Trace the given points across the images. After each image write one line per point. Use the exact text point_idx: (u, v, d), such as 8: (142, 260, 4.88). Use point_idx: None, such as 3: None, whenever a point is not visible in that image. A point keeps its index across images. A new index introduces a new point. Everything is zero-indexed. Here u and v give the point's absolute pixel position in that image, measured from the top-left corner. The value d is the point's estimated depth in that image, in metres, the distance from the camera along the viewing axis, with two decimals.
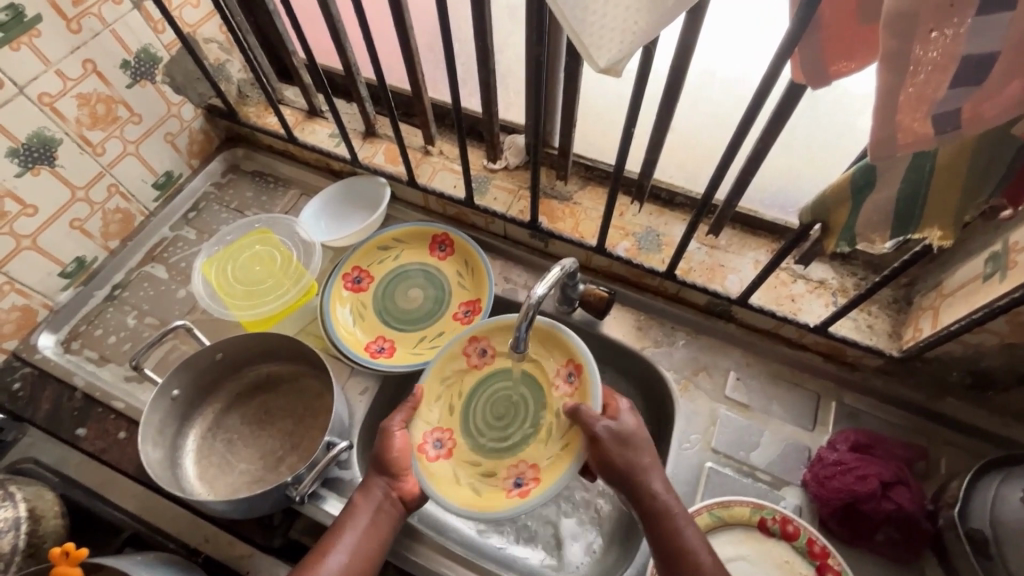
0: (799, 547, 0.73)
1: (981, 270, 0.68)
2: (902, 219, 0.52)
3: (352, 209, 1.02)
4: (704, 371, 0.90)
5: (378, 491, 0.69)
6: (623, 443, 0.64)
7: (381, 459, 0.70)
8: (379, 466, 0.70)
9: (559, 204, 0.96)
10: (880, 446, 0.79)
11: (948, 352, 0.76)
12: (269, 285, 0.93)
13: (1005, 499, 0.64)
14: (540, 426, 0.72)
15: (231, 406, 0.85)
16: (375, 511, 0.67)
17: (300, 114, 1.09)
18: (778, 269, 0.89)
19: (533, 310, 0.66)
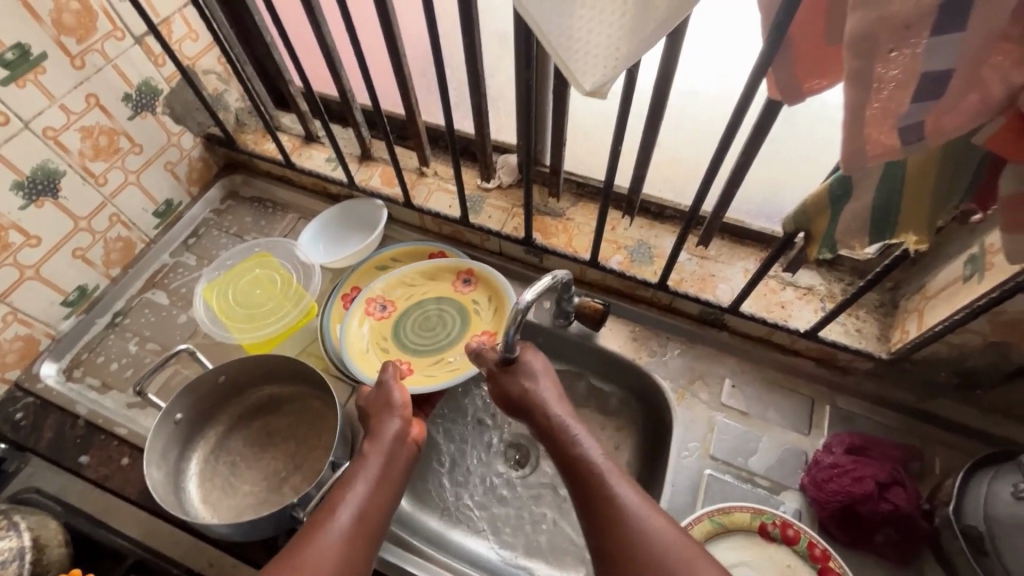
0: (800, 551, 0.74)
1: (961, 272, 0.71)
2: (879, 225, 0.54)
3: (349, 231, 1.04)
4: (699, 379, 0.92)
5: (392, 436, 0.69)
6: (514, 377, 0.73)
7: (394, 407, 0.73)
8: (390, 414, 0.72)
9: (553, 220, 0.98)
10: (874, 448, 0.81)
11: (935, 353, 0.78)
12: (269, 307, 0.94)
13: (996, 496, 0.66)
14: (468, 313, 0.93)
15: (233, 429, 0.85)
16: (387, 457, 0.67)
17: (297, 140, 1.12)
18: (767, 277, 0.91)
19: (521, 316, 0.68)
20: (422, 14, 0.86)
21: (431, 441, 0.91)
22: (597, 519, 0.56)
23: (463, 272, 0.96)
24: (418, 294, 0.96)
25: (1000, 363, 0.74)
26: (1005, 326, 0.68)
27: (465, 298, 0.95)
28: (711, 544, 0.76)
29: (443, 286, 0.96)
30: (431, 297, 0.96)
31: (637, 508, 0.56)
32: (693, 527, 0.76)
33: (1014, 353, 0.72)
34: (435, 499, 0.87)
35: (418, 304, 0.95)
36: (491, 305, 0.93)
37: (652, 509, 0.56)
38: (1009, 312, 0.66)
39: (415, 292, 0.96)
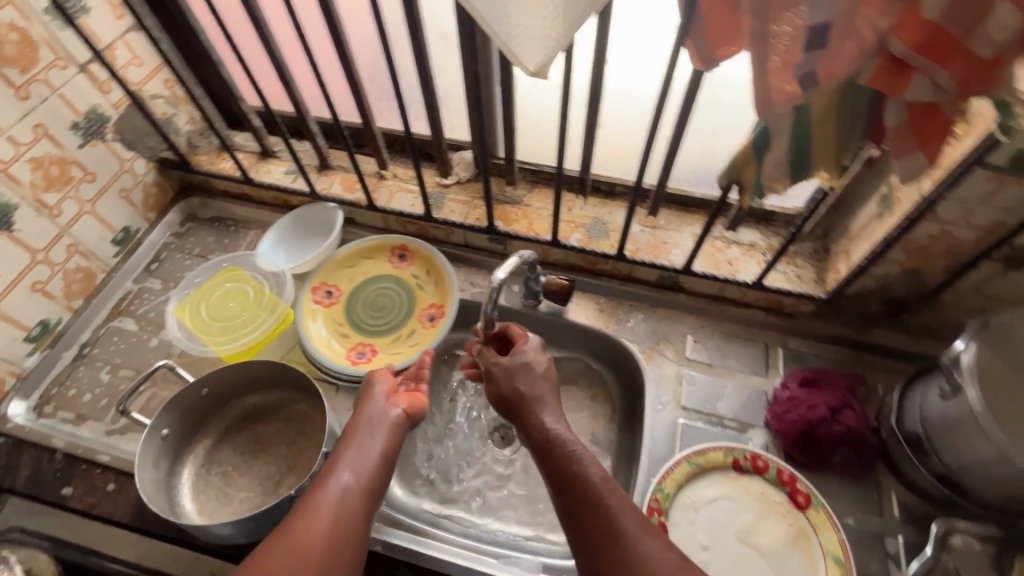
0: (770, 478, 0.81)
1: (875, 211, 0.81)
2: (798, 168, 0.62)
3: (307, 236, 1.05)
4: (664, 339, 0.99)
5: (373, 415, 0.73)
6: (518, 379, 0.76)
7: (377, 392, 0.76)
8: (372, 398, 0.76)
9: (512, 207, 1.04)
10: (824, 379, 0.89)
11: (864, 286, 0.87)
12: (245, 317, 0.94)
13: (929, 401, 0.75)
14: (413, 289, 0.99)
15: (222, 440, 0.86)
16: (372, 432, 0.70)
17: (253, 156, 1.13)
18: (713, 238, 0.99)
19: (497, 292, 0.73)
20: (368, 23, 0.90)
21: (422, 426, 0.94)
22: (592, 531, 0.59)
23: (398, 248, 1.02)
24: (359, 278, 1.01)
25: (919, 288, 0.84)
26: (916, 252, 0.78)
27: (405, 274, 1.01)
28: (691, 483, 0.82)
29: (382, 266, 1.02)
30: (372, 278, 1.01)
31: (631, 522, 0.59)
32: (673, 470, 0.82)
33: (929, 276, 0.81)
34: (425, 482, 0.90)
35: (364, 288, 1.00)
36: (431, 278, 0.99)
37: (643, 522, 0.60)
38: (917, 238, 0.76)
39: (355, 275, 1.01)
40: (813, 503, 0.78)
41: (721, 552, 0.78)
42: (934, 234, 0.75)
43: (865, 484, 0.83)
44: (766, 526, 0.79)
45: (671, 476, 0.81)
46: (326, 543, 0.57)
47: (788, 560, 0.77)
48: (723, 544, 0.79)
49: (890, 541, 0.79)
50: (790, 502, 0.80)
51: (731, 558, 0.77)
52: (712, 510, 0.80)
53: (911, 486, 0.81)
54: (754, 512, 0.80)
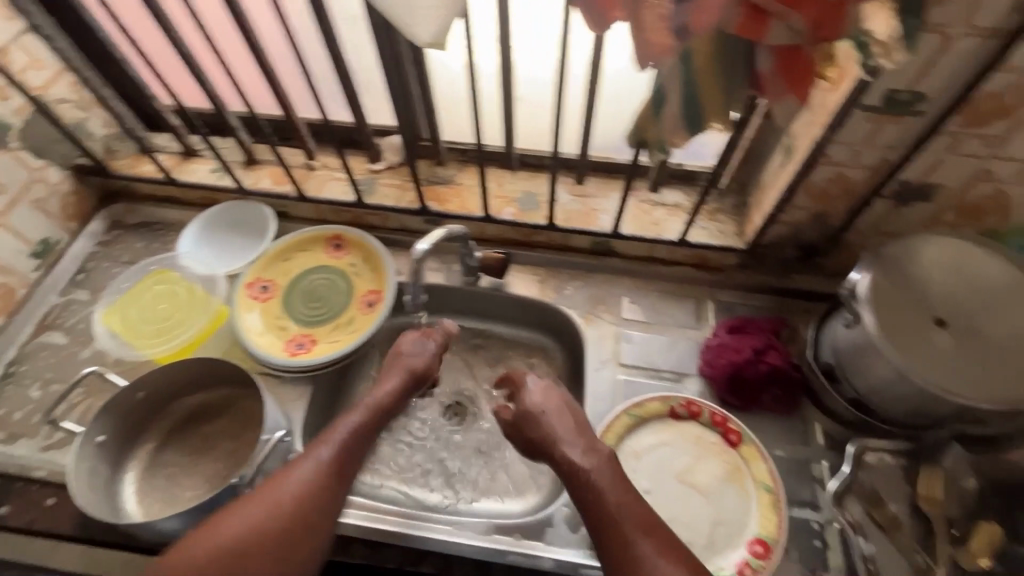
0: (705, 421, 0.86)
1: (780, 161, 0.85)
2: (692, 120, 0.65)
3: (236, 232, 1.05)
4: (602, 303, 1.02)
5: (391, 388, 0.77)
6: (533, 427, 0.72)
7: (401, 366, 0.80)
8: (394, 371, 0.80)
9: (444, 187, 1.05)
10: (750, 325, 0.94)
11: (778, 234, 0.93)
12: (177, 318, 0.93)
13: (838, 333, 0.81)
14: (351, 277, 1.00)
15: (165, 442, 0.85)
16: (386, 401, 0.75)
17: (176, 156, 1.10)
18: (639, 201, 1.02)
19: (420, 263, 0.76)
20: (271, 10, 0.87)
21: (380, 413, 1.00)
22: (615, 561, 0.60)
23: (333, 238, 1.02)
24: (295, 270, 1.01)
25: (827, 230, 0.90)
26: (818, 195, 0.83)
27: (342, 263, 1.01)
28: (632, 434, 0.86)
29: (318, 257, 1.02)
30: (309, 269, 1.01)
31: (652, 556, 0.59)
32: (614, 423, 0.86)
33: (833, 218, 0.87)
34: (383, 464, 0.95)
35: (300, 279, 1.00)
36: (367, 265, 1.00)
37: (663, 553, 0.60)
38: (817, 182, 0.81)
39: (291, 268, 1.01)
40: (743, 439, 0.83)
41: (663, 493, 0.83)
42: (831, 176, 0.80)
43: (792, 418, 0.89)
44: (702, 466, 0.84)
45: (612, 430, 0.85)
46: (329, 479, 0.67)
47: (722, 494, 0.82)
48: (664, 486, 0.83)
49: (816, 467, 0.84)
50: (723, 441, 0.85)
51: (671, 499, 0.82)
52: (652, 457, 0.85)
53: (831, 415, 0.87)
54: (691, 454, 0.85)
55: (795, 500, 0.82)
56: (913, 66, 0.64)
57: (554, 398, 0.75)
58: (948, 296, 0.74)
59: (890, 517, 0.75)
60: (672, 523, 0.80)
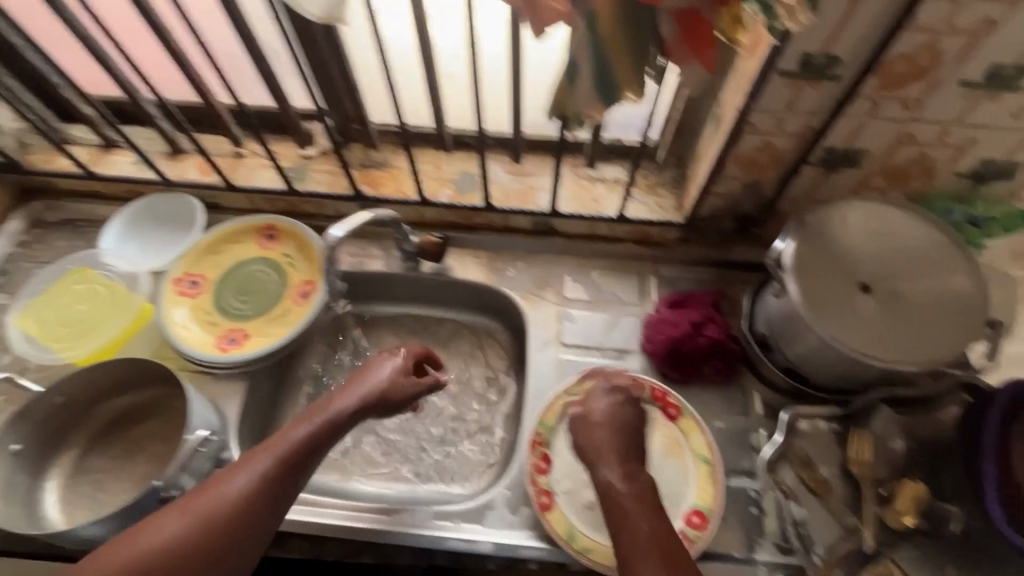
0: (645, 396, 0.86)
1: (710, 131, 0.84)
2: (606, 90, 0.63)
3: (161, 227, 1.00)
4: (544, 283, 1.00)
5: (345, 412, 0.70)
6: (586, 436, 0.67)
7: (365, 386, 0.73)
8: (356, 391, 0.72)
9: (379, 171, 1.02)
10: (691, 298, 0.94)
11: (714, 205, 0.92)
12: (96, 319, 0.90)
13: (770, 303, 0.82)
14: (285, 268, 0.96)
15: (91, 446, 0.82)
16: (335, 425, 0.69)
17: (95, 149, 1.05)
18: (578, 178, 1.01)
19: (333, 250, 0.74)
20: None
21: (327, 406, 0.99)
22: None
23: (265, 227, 0.99)
24: (226, 263, 0.97)
25: (761, 200, 0.89)
26: (747, 165, 0.82)
27: (276, 254, 0.97)
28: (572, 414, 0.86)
29: (250, 248, 0.98)
30: (241, 261, 0.97)
31: None
32: (553, 403, 0.85)
33: (766, 188, 0.86)
34: (332, 458, 0.95)
35: (232, 272, 0.96)
36: (302, 254, 0.97)
37: None
38: (745, 152, 0.80)
39: (221, 261, 0.97)
40: (683, 411, 0.83)
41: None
42: (758, 145, 0.79)
43: (732, 389, 0.89)
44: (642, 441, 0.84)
45: (551, 410, 0.85)
46: (261, 492, 0.63)
47: (662, 468, 0.82)
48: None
49: (753, 436, 0.85)
50: (664, 415, 0.85)
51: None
52: None
53: (769, 383, 0.87)
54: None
55: (733, 470, 0.82)
56: (825, 29, 0.63)
57: (613, 410, 0.68)
58: (872, 260, 0.75)
59: (821, 480, 0.76)
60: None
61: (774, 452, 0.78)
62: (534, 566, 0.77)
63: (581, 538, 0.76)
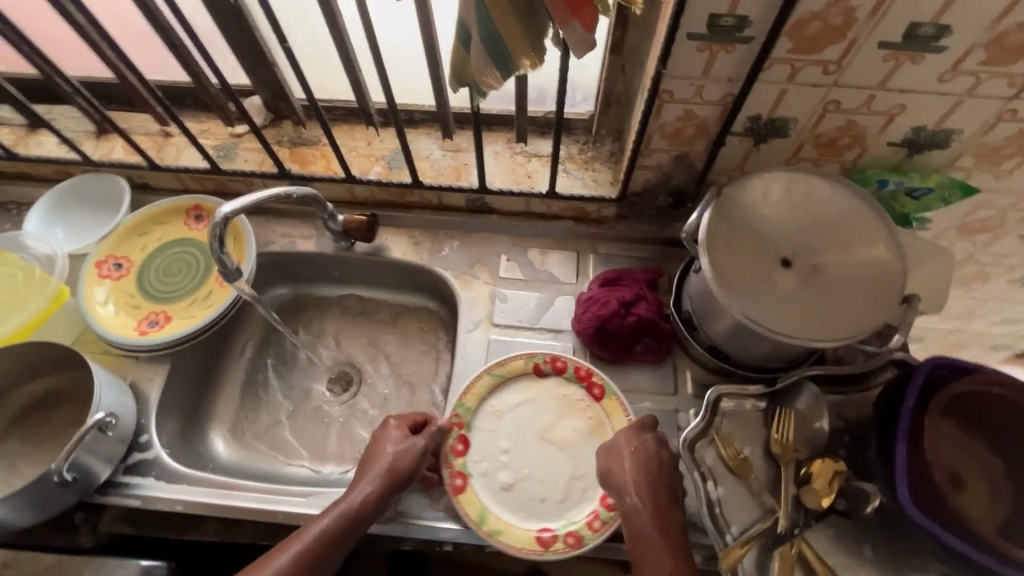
0: (569, 376, 0.85)
1: (637, 100, 0.81)
2: (499, 56, 0.60)
3: (87, 210, 0.99)
4: (479, 263, 0.98)
5: (363, 499, 0.70)
6: (613, 462, 0.72)
7: (380, 468, 0.73)
8: (371, 476, 0.72)
9: (309, 149, 0.99)
10: (625, 277, 0.91)
11: (647, 180, 0.89)
12: (10, 301, 0.87)
13: (694, 281, 0.79)
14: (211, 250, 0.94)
15: (7, 432, 0.82)
16: (354, 515, 0.69)
17: (20, 130, 1.02)
18: (513, 154, 0.97)
19: (221, 226, 0.72)
20: None
21: (262, 390, 0.99)
22: None
23: (192, 209, 0.97)
24: (152, 245, 0.95)
25: (693, 174, 0.86)
26: (673, 136, 0.79)
27: (203, 236, 0.95)
28: (495, 394, 0.84)
29: (177, 231, 0.96)
30: (168, 243, 0.95)
31: None
32: (475, 385, 0.83)
33: (697, 160, 0.83)
34: (263, 442, 0.94)
35: (158, 255, 0.95)
36: (229, 237, 0.94)
37: None
38: (669, 122, 0.77)
39: (147, 243, 0.95)
40: (606, 391, 0.82)
41: (521, 451, 0.81)
42: (680, 115, 0.75)
43: (663, 369, 0.87)
44: (564, 421, 0.82)
45: (472, 392, 0.83)
46: None
47: (583, 449, 0.81)
48: (522, 444, 0.82)
49: (682, 416, 0.84)
50: (588, 395, 0.84)
51: (530, 455, 0.81)
52: (514, 416, 0.83)
53: (699, 362, 0.85)
54: (555, 410, 0.83)
55: None
56: None
57: (641, 441, 0.73)
58: (794, 232, 0.72)
59: (741, 459, 0.74)
60: (527, 479, 0.79)
61: (696, 429, 0.76)
62: (450, 546, 0.78)
63: (491, 519, 0.76)
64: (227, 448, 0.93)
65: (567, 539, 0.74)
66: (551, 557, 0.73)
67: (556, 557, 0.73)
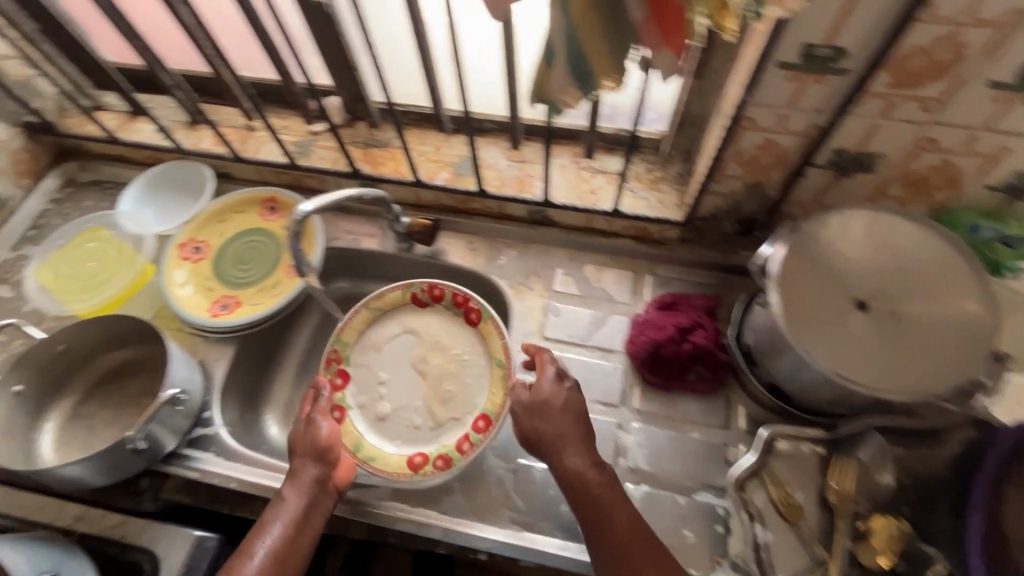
0: (446, 304, 0.94)
1: (715, 125, 0.79)
2: (581, 77, 0.59)
3: (173, 194, 1.05)
4: (534, 274, 0.98)
5: (302, 491, 0.72)
6: (542, 419, 0.73)
7: (308, 453, 0.75)
8: (303, 465, 0.74)
9: (380, 150, 1.02)
10: (682, 301, 0.90)
11: (716, 205, 0.86)
12: (103, 277, 0.96)
13: (760, 314, 0.77)
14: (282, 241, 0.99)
15: (89, 394, 0.88)
16: (305, 501, 0.71)
17: (123, 116, 1.11)
18: (578, 168, 0.97)
19: (299, 225, 0.76)
20: None
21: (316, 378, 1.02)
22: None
23: (268, 200, 1.02)
24: (228, 232, 1.01)
25: (765, 203, 0.83)
26: (749, 164, 0.77)
27: (275, 227, 1.00)
28: (373, 328, 0.95)
29: (252, 220, 1.02)
30: (242, 231, 1.01)
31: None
32: (353, 320, 0.94)
33: (770, 190, 0.81)
34: None
35: (232, 241, 1.00)
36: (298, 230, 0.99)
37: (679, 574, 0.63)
38: (746, 150, 0.75)
39: (224, 230, 1.01)
40: (480, 315, 0.90)
41: (397, 383, 0.93)
42: (759, 143, 0.73)
43: (715, 400, 0.85)
44: (434, 353, 0.93)
45: (350, 326, 0.94)
46: None
47: (455, 381, 0.91)
48: (400, 375, 0.93)
49: (731, 451, 0.81)
50: (466, 319, 0.92)
51: (405, 386, 0.92)
52: (392, 346, 0.94)
53: (755, 398, 0.83)
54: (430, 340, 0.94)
55: (701, 483, 0.80)
56: (828, 17, 0.57)
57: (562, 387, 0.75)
58: (874, 276, 0.68)
59: (792, 505, 0.71)
60: (403, 408, 0.91)
61: (747, 468, 0.73)
62: (484, 557, 0.77)
63: (367, 447, 0.86)
64: (280, 431, 0.97)
65: (438, 462, 0.83)
66: (418, 477, 0.81)
67: (425, 477, 0.81)
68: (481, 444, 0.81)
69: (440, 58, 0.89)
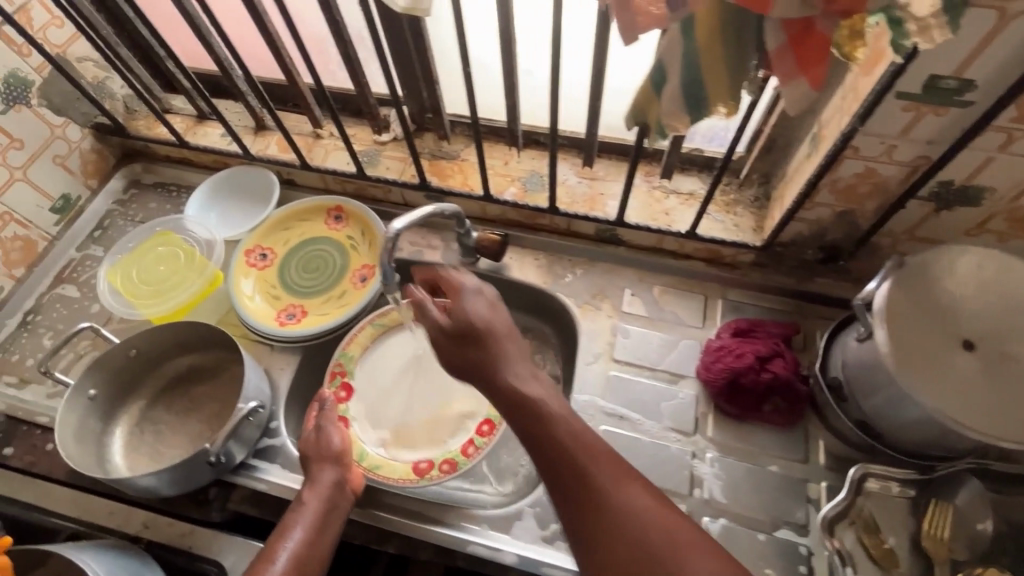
0: None
1: (807, 151, 0.77)
2: (693, 104, 0.57)
3: (240, 200, 1.05)
4: (601, 293, 0.96)
5: (324, 497, 0.71)
6: (475, 345, 0.68)
7: (327, 457, 0.74)
8: (322, 470, 0.73)
9: (447, 163, 1.01)
10: (759, 328, 0.87)
11: (799, 232, 0.84)
12: (174, 282, 0.96)
13: (852, 348, 0.74)
14: (347, 252, 0.99)
15: (156, 399, 0.88)
16: (325, 505, 0.70)
17: (190, 120, 1.11)
18: (650, 188, 0.96)
19: (392, 241, 0.76)
20: None
21: None
22: (595, 522, 0.55)
23: (333, 209, 1.01)
24: (293, 240, 1.01)
25: (853, 231, 0.81)
26: (844, 193, 0.75)
27: (340, 236, 1.00)
28: (376, 344, 0.96)
29: (317, 228, 1.01)
30: (307, 239, 1.01)
31: (643, 508, 0.55)
32: (358, 336, 0.95)
33: (861, 218, 0.78)
34: None
35: (297, 249, 1.00)
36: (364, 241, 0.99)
37: (654, 502, 0.56)
38: (843, 178, 0.73)
39: (290, 238, 1.01)
40: None
41: (397, 395, 0.93)
42: (860, 171, 0.71)
43: (792, 433, 0.82)
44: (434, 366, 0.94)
45: (355, 342, 0.95)
46: None
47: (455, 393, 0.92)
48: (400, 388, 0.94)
49: (812, 486, 0.79)
50: None
51: (405, 397, 0.93)
52: (393, 360, 0.95)
53: (835, 432, 0.80)
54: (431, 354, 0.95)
55: (781, 519, 0.77)
56: (965, 47, 0.54)
57: (491, 308, 0.71)
58: (980, 314, 0.66)
59: (885, 550, 0.69)
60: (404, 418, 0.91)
61: (838, 508, 0.70)
62: None
63: (371, 456, 0.86)
64: None
65: (444, 466, 0.84)
66: (427, 482, 0.82)
67: (431, 482, 0.82)
68: (488, 446, 0.84)
69: (519, 73, 0.88)
